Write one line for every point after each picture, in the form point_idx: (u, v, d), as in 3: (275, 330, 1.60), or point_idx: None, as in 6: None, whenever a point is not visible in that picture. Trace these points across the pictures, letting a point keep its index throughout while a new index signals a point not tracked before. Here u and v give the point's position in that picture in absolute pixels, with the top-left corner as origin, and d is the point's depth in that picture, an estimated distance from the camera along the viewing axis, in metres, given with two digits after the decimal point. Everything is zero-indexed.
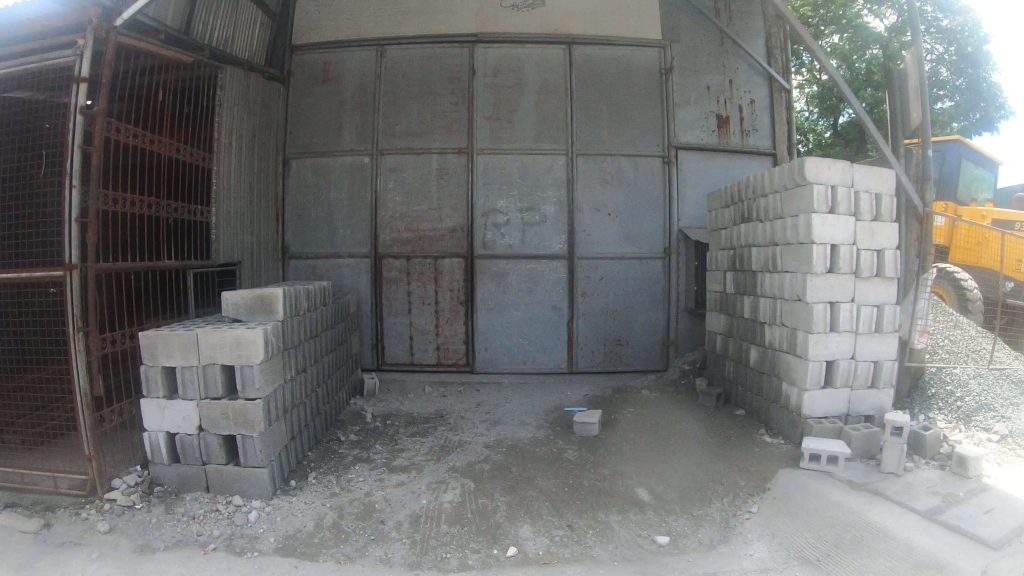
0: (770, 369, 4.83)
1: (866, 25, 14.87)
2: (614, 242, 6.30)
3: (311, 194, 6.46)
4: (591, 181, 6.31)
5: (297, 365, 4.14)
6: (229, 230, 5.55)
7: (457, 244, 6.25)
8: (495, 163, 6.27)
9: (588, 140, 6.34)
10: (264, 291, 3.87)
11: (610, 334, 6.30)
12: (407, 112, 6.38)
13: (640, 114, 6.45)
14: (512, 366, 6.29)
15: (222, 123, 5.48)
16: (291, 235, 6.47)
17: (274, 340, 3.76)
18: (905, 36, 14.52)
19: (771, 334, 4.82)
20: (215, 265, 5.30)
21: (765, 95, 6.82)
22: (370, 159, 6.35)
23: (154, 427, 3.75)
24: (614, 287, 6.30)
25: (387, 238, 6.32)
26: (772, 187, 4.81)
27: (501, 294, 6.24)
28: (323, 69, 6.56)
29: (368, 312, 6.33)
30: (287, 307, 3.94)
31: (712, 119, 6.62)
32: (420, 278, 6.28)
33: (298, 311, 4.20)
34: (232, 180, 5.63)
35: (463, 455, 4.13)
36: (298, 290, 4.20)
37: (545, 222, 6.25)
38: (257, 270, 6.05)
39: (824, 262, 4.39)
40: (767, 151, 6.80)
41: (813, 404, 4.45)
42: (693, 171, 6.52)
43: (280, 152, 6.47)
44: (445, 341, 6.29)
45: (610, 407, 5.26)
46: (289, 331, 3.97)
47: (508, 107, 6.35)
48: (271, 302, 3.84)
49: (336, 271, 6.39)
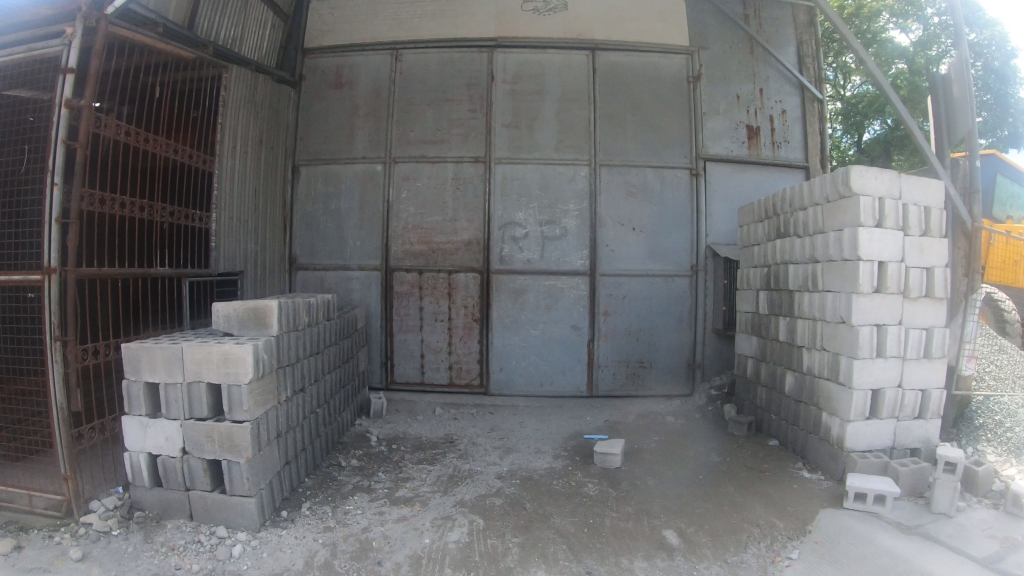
0: (808, 398, 4.45)
1: (892, 39, 14.53)
2: (639, 258, 5.94)
3: (321, 203, 6.17)
4: (615, 194, 5.96)
5: (294, 386, 3.81)
6: (231, 238, 5.26)
7: (473, 258, 5.91)
8: (514, 174, 5.93)
9: (613, 150, 6.00)
10: (259, 302, 3.52)
11: (633, 355, 5.93)
12: (422, 119, 6.08)
13: (667, 124, 6.12)
14: (529, 388, 5.93)
15: (226, 126, 5.22)
16: (299, 246, 6.18)
17: (267, 358, 3.42)
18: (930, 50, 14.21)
19: (811, 360, 4.44)
20: (214, 274, 5.00)
21: (797, 105, 6.49)
22: (383, 167, 6.05)
23: (135, 447, 3.48)
24: (638, 306, 5.93)
25: (399, 250, 5.99)
26: (812, 200, 4.46)
27: (518, 311, 5.89)
28: (336, 74, 6.29)
29: (377, 327, 6.00)
30: (284, 321, 3.62)
31: (742, 130, 6.29)
32: (432, 292, 5.94)
33: (297, 326, 3.88)
34: (236, 185, 5.35)
35: (473, 486, 3.78)
36: (297, 303, 3.87)
37: (566, 236, 5.89)
38: (261, 281, 5.76)
39: (871, 281, 4.02)
40: (799, 164, 6.45)
41: (856, 437, 4.08)
42: (722, 184, 6.17)
43: (290, 158, 6.20)
44: (458, 360, 5.94)
45: (634, 435, 4.88)
46: (285, 348, 3.64)
47: (529, 114, 6.03)
48: (264, 314, 3.48)
49: (345, 284, 6.06)
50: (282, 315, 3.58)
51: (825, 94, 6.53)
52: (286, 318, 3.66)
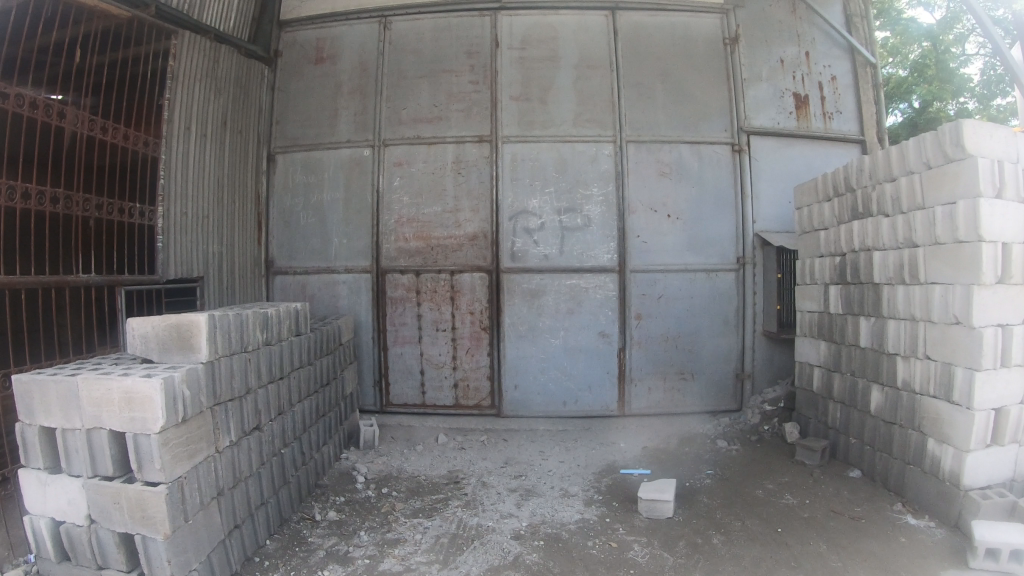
0: (906, 420, 3.57)
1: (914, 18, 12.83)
2: (677, 251, 4.97)
3: (300, 196, 5.25)
4: (645, 174, 4.99)
5: (243, 426, 2.89)
6: (184, 237, 4.43)
7: (479, 255, 4.93)
8: (526, 153, 4.97)
9: (641, 124, 5.05)
10: (184, 318, 2.63)
11: (672, 366, 4.98)
12: (415, 93, 5.14)
13: (704, 93, 5.18)
14: (549, 408, 4.94)
15: (176, 102, 4.38)
16: (277, 246, 5.27)
17: (191, 394, 2.51)
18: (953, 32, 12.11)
19: (909, 372, 3.54)
20: (160, 281, 4.21)
21: (848, 70, 5.57)
22: (371, 151, 5.11)
23: (34, 511, 2.59)
24: (677, 307, 4.97)
25: (391, 248, 5.02)
26: (904, 170, 3.55)
27: (535, 317, 4.91)
28: (316, 47, 5.39)
29: (368, 340, 5.04)
30: (221, 341, 2.70)
31: (788, 99, 5.35)
32: (432, 298, 4.97)
33: (247, 348, 2.97)
34: (190, 175, 4.53)
35: (483, 554, 2.87)
36: (246, 315, 2.96)
37: (590, 226, 4.91)
38: (229, 288, 4.88)
39: (995, 268, 3.08)
40: (854, 138, 5.52)
41: (975, 472, 3.16)
42: (769, 161, 5.22)
43: (264, 145, 5.32)
44: (465, 377, 4.96)
45: (684, 470, 3.92)
46: (224, 376, 2.72)
47: (541, 85, 5.08)
48: (190, 335, 2.58)
49: (329, 290, 5.13)
50: (215, 333, 2.66)
51: (878, 58, 5.62)
52: (223, 338, 2.73)
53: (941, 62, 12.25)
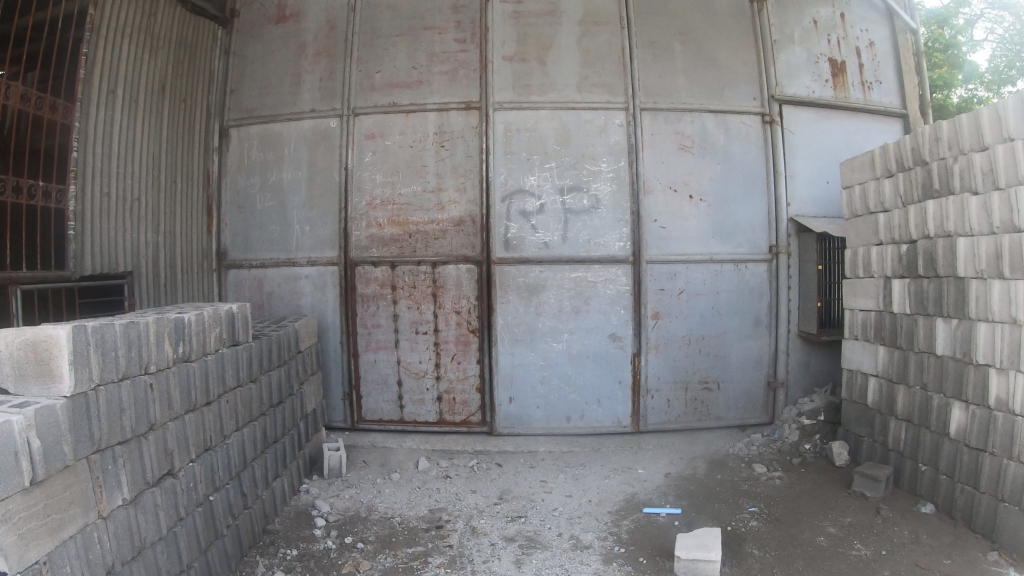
0: (999, 447, 2.84)
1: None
2: (700, 238, 4.22)
3: (256, 175, 4.47)
4: (663, 148, 4.23)
5: (128, 476, 2.14)
6: (101, 221, 3.69)
7: (466, 244, 4.15)
8: (522, 123, 4.19)
9: (657, 90, 4.29)
10: (42, 333, 1.91)
11: (695, 374, 4.23)
12: (391, 55, 4.35)
13: (730, 56, 4.41)
14: (551, 424, 4.18)
15: (97, 59, 3.63)
16: (230, 235, 4.51)
17: (41, 441, 1.75)
18: (956, 18, 11.17)
19: (1007, 388, 2.81)
20: (72, 278, 3.51)
21: (886, 36, 4.85)
22: (339, 123, 4.32)
23: None
24: (700, 304, 4.22)
25: (362, 236, 4.24)
26: (1001, 136, 2.82)
27: (533, 317, 4.15)
28: (277, 4, 4.59)
29: (335, 345, 4.27)
30: (99, 365, 2.03)
31: (824, 65, 4.60)
32: (411, 295, 4.20)
33: (144, 367, 2.27)
34: (113, 147, 3.78)
35: None
36: (139, 330, 2.25)
37: (598, 208, 4.14)
38: (164, 283, 4.14)
39: None
40: (896, 112, 4.79)
41: None
42: (804, 135, 4.47)
43: (214, 118, 4.54)
44: (450, 390, 4.20)
45: (721, 510, 3.18)
46: (103, 413, 2.05)
47: (540, 43, 4.29)
48: (50, 359, 1.89)
49: (290, 286, 4.36)
50: (87, 353, 1.99)
51: (919, 24, 4.91)
52: (104, 360, 2.08)
53: (948, 48, 11.03)
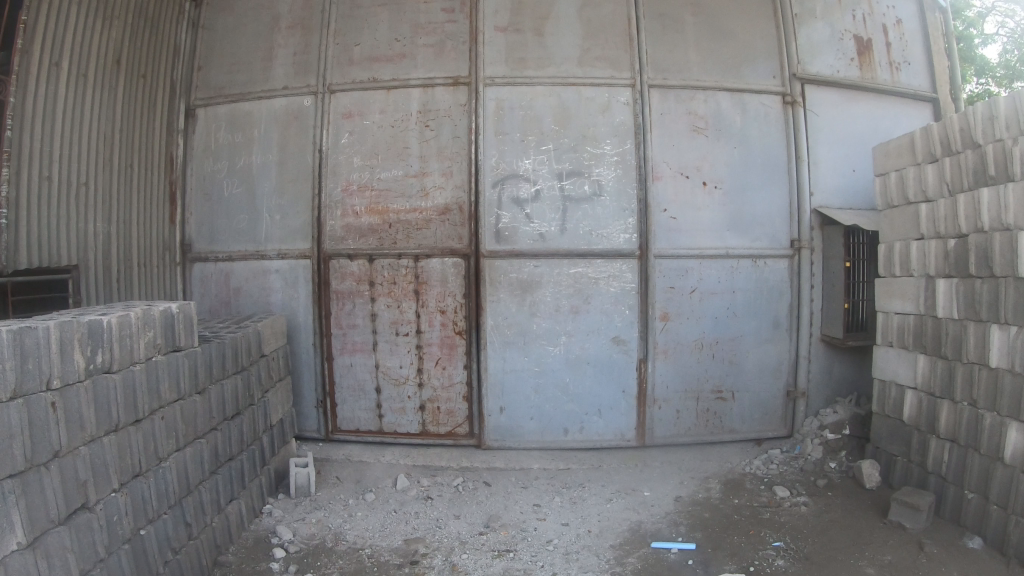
0: None
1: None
2: (714, 231, 3.80)
3: (224, 160, 4.04)
4: (673, 131, 3.80)
5: (24, 518, 1.69)
6: (42, 207, 3.24)
7: (452, 235, 3.72)
8: (516, 99, 3.75)
9: (667, 65, 3.86)
10: None
11: (707, 382, 3.81)
12: (371, 25, 3.91)
13: (747, 29, 3.98)
14: (546, 437, 3.76)
15: (40, 24, 3.18)
16: (195, 226, 4.09)
17: None
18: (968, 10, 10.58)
19: None
20: (7, 273, 3.07)
21: (914, 13, 4.41)
22: (314, 100, 3.90)
23: None
24: (714, 304, 3.80)
25: (337, 227, 3.81)
26: None
27: (527, 318, 3.72)
28: None
29: (308, 347, 3.85)
30: None
31: (849, 42, 4.16)
32: (391, 292, 3.77)
33: (46, 381, 1.81)
34: (59, 125, 3.32)
35: None
36: (41, 335, 1.79)
37: (601, 195, 3.71)
38: (120, 277, 3.71)
39: None
40: (926, 95, 4.36)
41: None
42: (828, 118, 4.03)
43: (179, 97, 4.11)
44: (434, 398, 3.78)
45: (743, 550, 2.77)
46: None
47: (536, 13, 3.86)
48: None
49: (258, 282, 3.94)
50: None
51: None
52: None
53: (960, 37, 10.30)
